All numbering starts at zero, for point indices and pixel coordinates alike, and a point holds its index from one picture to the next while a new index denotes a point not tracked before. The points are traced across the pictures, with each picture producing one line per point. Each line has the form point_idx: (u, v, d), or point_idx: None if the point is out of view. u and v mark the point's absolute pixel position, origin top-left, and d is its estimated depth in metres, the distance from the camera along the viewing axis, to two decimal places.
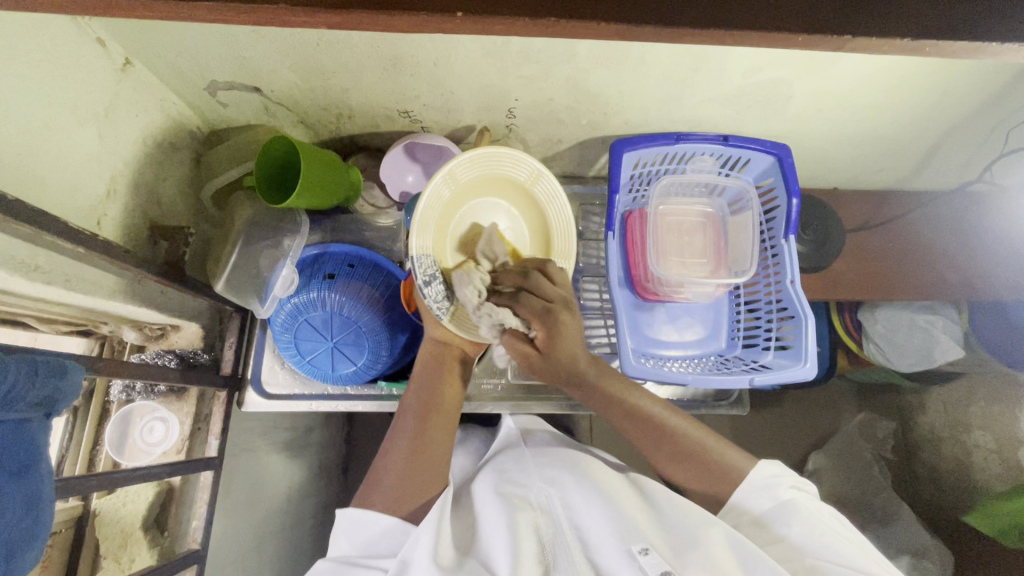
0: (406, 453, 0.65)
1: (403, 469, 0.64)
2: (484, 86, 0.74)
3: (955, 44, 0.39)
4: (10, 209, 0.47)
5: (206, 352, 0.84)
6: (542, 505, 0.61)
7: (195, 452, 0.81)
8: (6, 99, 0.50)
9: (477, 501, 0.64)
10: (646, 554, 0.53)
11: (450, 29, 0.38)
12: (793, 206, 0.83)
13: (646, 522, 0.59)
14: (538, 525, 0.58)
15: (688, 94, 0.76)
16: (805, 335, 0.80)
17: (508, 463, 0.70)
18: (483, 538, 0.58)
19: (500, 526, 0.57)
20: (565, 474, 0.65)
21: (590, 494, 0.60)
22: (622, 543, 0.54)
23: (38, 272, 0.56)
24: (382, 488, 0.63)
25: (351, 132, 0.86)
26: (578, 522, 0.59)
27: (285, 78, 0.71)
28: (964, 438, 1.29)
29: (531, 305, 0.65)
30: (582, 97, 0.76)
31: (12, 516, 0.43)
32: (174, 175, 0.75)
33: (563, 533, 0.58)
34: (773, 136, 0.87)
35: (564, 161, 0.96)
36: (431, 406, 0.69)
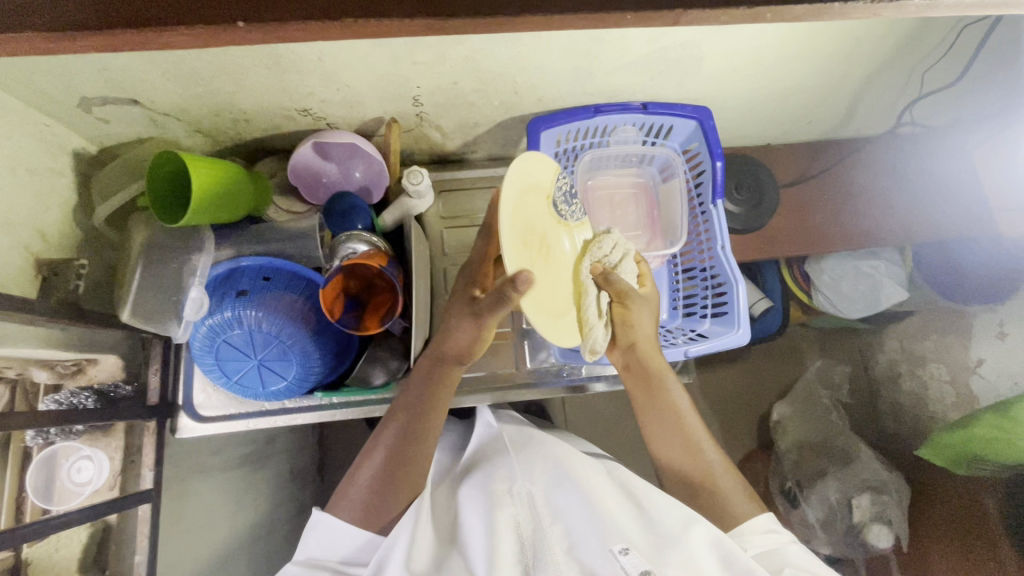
0: (379, 472, 0.67)
1: (376, 479, 0.67)
2: (380, 76, 0.70)
3: (795, 8, 0.38)
4: None
5: (129, 383, 0.79)
6: (521, 500, 0.63)
7: (130, 486, 0.78)
8: None
9: (459, 503, 0.66)
10: (627, 554, 0.52)
11: (305, 35, 0.39)
12: (717, 169, 0.82)
13: (629, 523, 0.58)
14: (518, 523, 0.60)
15: (596, 65, 0.72)
16: (737, 299, 0.79)
17: (491, 462, 0.71)
18: (466, 541, 0.60)
19: (482, 527, 0.59)
20: (545, 472, 0.67)
21: (570, 493, 0.60)
22: (602, 543, 0.53)
23: None
24: (351, 499, 0.67)
25: (254, 136, 0.81)
26: (563, 522, 0.58)
27: (163, 87, 0.67)
28: (919, 372, 1.33)
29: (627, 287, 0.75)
30: (487, 77, 0.72)
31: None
32: (61, 203, 0.70)
33: (546, 531, 0.58)
34: (692, 99, 0.84)
35: (488, 145, 0.93)
36: (411, 435, 0.69)
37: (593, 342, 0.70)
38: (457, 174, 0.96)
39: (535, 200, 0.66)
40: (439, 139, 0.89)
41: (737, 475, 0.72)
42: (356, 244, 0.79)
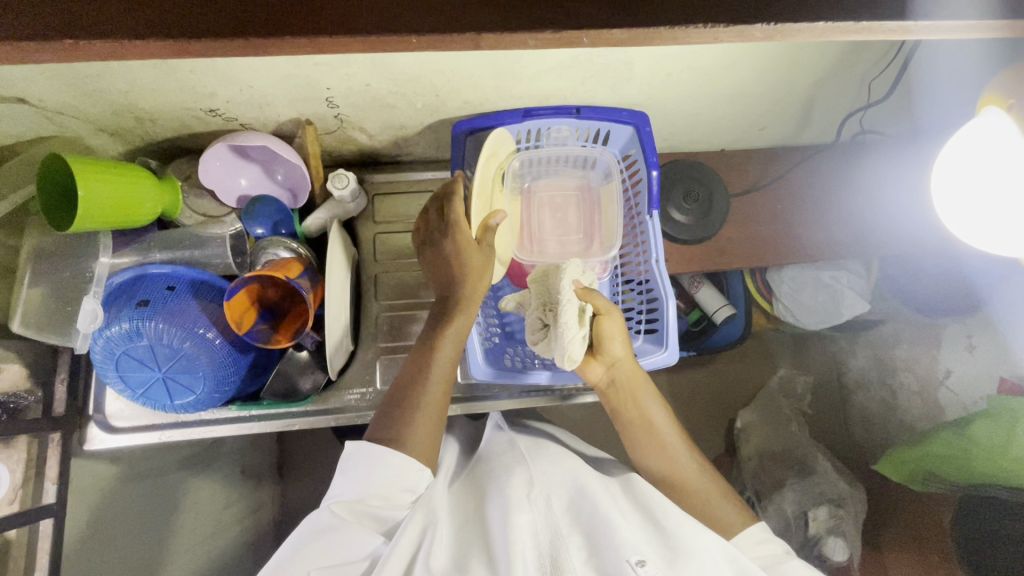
0: (416, 408, 0.67)
1: (413, 411, 0.67)
2: (284, 77, 0.65)
3: (611, 33, 0.41)
4: None
5: (32, 393, 0.76)
6: (541, 506, 0.57)
7: (33, 500, 0.75)
8: None
9: (478, 506, 0.61)
10: (646, 567, 0.49)
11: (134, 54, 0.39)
12: (653, 179, 0.78)
13: (643, 537, 0.55)
14: (537, 529, 0.55)
15: (518, 69, 0.68)
16: (667, 318, 0.75)
17: (510, 462, 0.67)
18: (481, 544, 0.55)
19: (499, 532, 0.54)
20: (563, 480, 0.62)
21: (596, 498, 0.57)
22: (618, 554, 0.50)
23: None
24: (384, 424, 0.66)
25: (164, 135, 0.76)
26: (582, 529, 0.55)
27: (47, 86, 0.62)
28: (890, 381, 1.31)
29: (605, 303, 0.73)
30: (402, 80, 0.68)
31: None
32: None
33: (565, 539, 0.54)
34: (630, 104, 0.80)
35: (422, 146, 0.88)
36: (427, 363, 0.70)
37: (569, 347, 0.68)
38: (394, 176, 0.92)
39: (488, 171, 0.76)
40: (366, 141, 0.84)
41: (723, 489, 0.72)
42: (278, 251, 0.78)
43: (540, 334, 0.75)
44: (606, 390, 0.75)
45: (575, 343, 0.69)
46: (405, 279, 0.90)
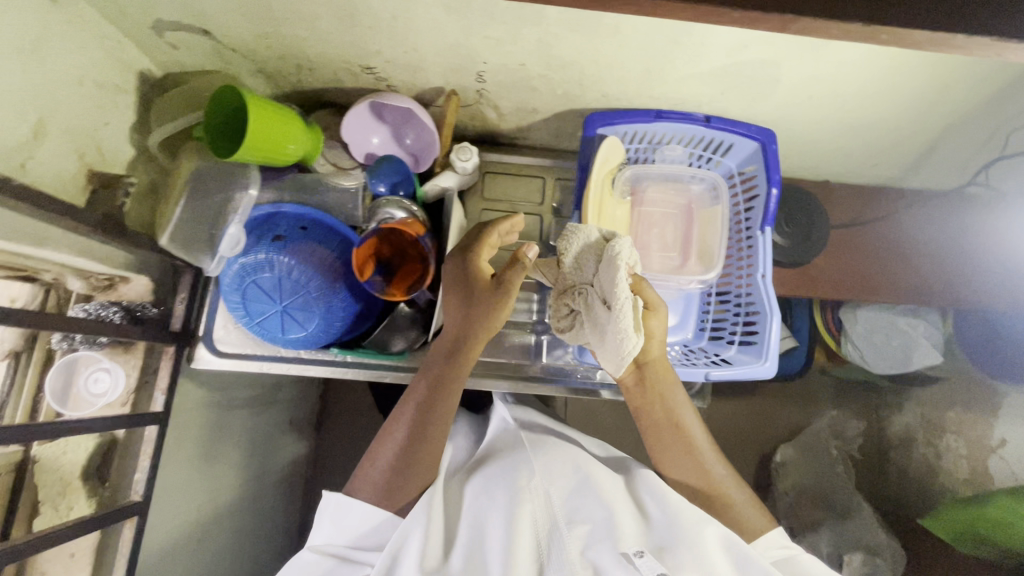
0: (398, 447, 0.68)
1: (397, 454, 0.68)
2: (449, 46, 0.69)
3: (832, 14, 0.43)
4: None
5: (155, 306, 0.82)
6: (541, 495, 0.64)
7: (141, 405, 0.80)
8: None
9: (478, 494, 0.66)
10: (641, 557, 0.56)
11: None
12: (771, 197, 0.79)
13: (632, 524, 0.62)
14: (536, 519, 0.62)
15: (668, 70, 0.70)
16: (769, 330, 0.76)
17: (511, 459, 0.70)
18: (482, 535, 0.62)
19: (502, 521, 0.61)
20: (565, 469, 0.68)
21: (592, 497, 0.63)
22: (615, 546, 0.57)
23: None
24: (366, 477, 0.69)
25: (314, 86, 0.81)
26: (574, 517, 0.61)
27: (235, 22, 0.67)
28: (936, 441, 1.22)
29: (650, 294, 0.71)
30: (555, 64, 0.71)
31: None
32: (119, 118, 0.71)
33: (560, 530, 0.60)
34: (759, 121, 0.81)
35: (540, 133, 0.91)
36: (424, 422, 0.69)
37: (624, 354, 0.67)
38: (505, 157, 0.96)
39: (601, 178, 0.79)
40: (493, 120, 0.88)
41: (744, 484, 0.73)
42: (393, 211, 0.82)
43: (567, 321, 0.76)
44: (634, 395, 0.76)
45: (635, 347, 0.67)
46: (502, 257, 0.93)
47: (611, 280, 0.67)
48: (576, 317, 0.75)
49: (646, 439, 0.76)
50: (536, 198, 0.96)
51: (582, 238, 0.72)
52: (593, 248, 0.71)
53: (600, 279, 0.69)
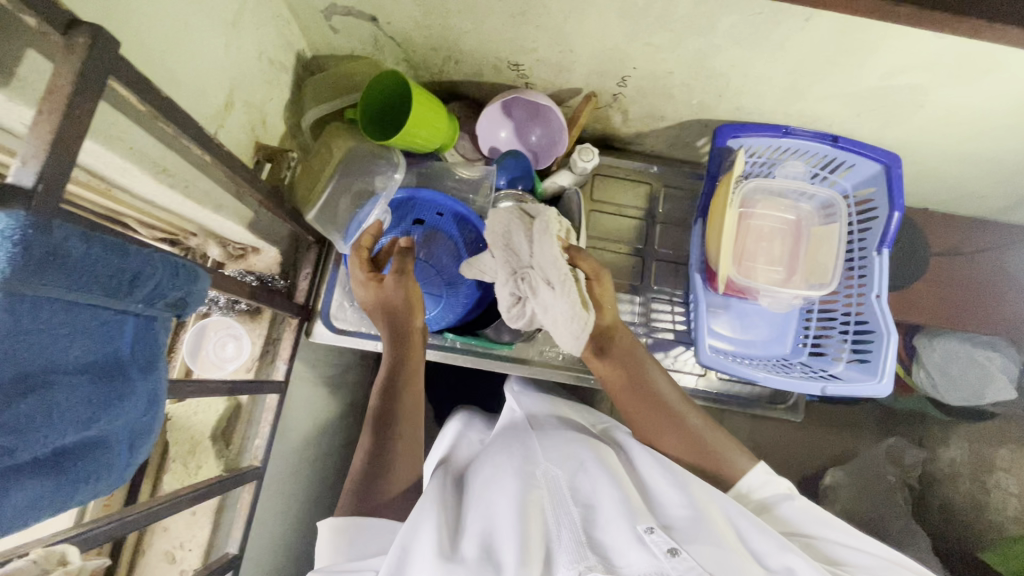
0: (372, 449, 0.65)
1: (377, 454, 0.65)
2: (606, 49, 0.71)
3: None
4: (174, 112, 0.46)
5: (283, 278, 0.85)
6: (546, 478, 0.58)
7: (262, 373, 0.82)
8: None
9: (478, 479, 0.60)
10: (652, 534, 0.50)
11: None
12: (893, 220, 0.81)
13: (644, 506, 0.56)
14: (542, 503, 0.55)
15: (815, 87, 0.72)
16: (884, 350, 0.78)
17: (509, 445, 0.65)
18: (481, 518, 0.54)
19: (502, 504, 0.54)
20: (567, 452, 0.62)
21: (598, 475, 0.57)
22: (629, 524, 0.51)
23: (166, 175, 0.53)
24: (352, 490, 0.63)
25: (452, 78, 0.83)
26: (585, 501, 0.55)
27: (407, 13, 0.69)
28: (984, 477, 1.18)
29: (588, 264, 0.72)
30: (704, 74, 0.73)
31: (122, 447, 0.43)
32: (278, 94, 0.74)
33: (569, 512, 0.53)
34: (883, 145, 0.83)
35: (655, 140, 0.94)
36: (389, 411, 0.68)
37: (581, 327, 0.68)
38: (615, 160, 0.98)
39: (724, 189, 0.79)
40: (615, 123, 0.90)
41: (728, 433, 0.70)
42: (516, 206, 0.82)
43: (516, 308, 0.73)
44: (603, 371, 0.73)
45: (588, 321, 0.68)
46: (607, 258, 0.96)
47: (545, 253, 0.69)
48: (524, 304, 0.72)
49: (625, 415, 0.72)
50: (642, 203, 0.98)
51: (506, 220, 0.73)
52: (522, 226, 0.73)
53: (539, 260, 0.70)
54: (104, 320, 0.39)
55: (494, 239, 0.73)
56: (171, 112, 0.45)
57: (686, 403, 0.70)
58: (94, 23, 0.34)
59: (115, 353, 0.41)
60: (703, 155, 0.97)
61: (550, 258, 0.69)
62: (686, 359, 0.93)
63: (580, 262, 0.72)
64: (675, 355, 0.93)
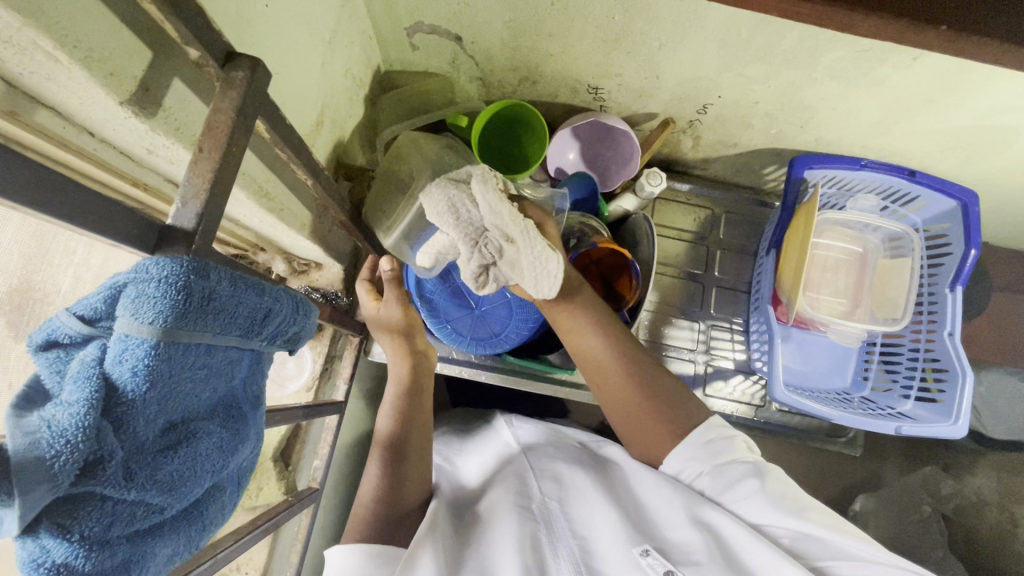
0: (378, 473, 0.63)
1: (383, 478, 0.62)
2: (695, 78, 0.70)
3: None
4: (294, 141, 0.45)
5: (344, 295, 0.83)
6: (540, 509, 0.56)
7: (322, 393, 0.80)
8: (285, 14, 0.48)
9: (485, 512, 0.58)
10: (648, 558, 0.48)
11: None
12: (969, 258, 0.79)
13: (644, 525, 0.53)
14: (538, 534, 0.53)
15: (903, 124, 0.71)
16: (961, 390, 0.77)
17: (511, 474, 0.63)
18: (482, 548, 0.53)
19: (498, 536, 0.53)
20: (564, 480, 0.61)
21: (594, 501, 0.55)
22: (623, 549, 0.49)
23: (267, 198, 0.52)
24: (359, 517, 0.60)
25: (525, 97, 0.82)
26: (582, 529, 0.53)
27: (495, 34, 0.68)
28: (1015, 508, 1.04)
29: (534, 210, 0.65)
30: (790, 106, 0.72)
31: (234, 490, 0.40)
32: (354, 110, 0.72)
33: (567, 543, 0.52)
34: (959, 182, 0.82)
35: (720, 165, 0.92)
36: (402, 438, 0.66)
37: (558, 273, 0.58)
38: (676, 184, 0.96)
39: (801, 224, 0.77)
40: (683, 148, 0.88)
41: (684, 387, 0.63)
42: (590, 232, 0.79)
43: (483, 279, 0.62)
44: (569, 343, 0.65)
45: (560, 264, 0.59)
46: (666, 283, 0.94)
47: (490, 206, 0.59)
48: (492, 273, 0.61)
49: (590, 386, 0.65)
50: (703, 228, 0.96)
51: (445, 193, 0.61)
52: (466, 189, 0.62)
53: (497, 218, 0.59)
54: (231, 361, 0.36)
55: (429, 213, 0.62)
56: (293, 141, 0.44)
57: (643, 360, 0.63)
58: (256, 59, 0.33)
59: (231, 392, 0.38)
60: (766, 182, 0.96)
61: (502, 216, 0.58)
62: (746, 389, 0.91)
63: (525, 208, 0.64)
64: (734, 384, 0.91)
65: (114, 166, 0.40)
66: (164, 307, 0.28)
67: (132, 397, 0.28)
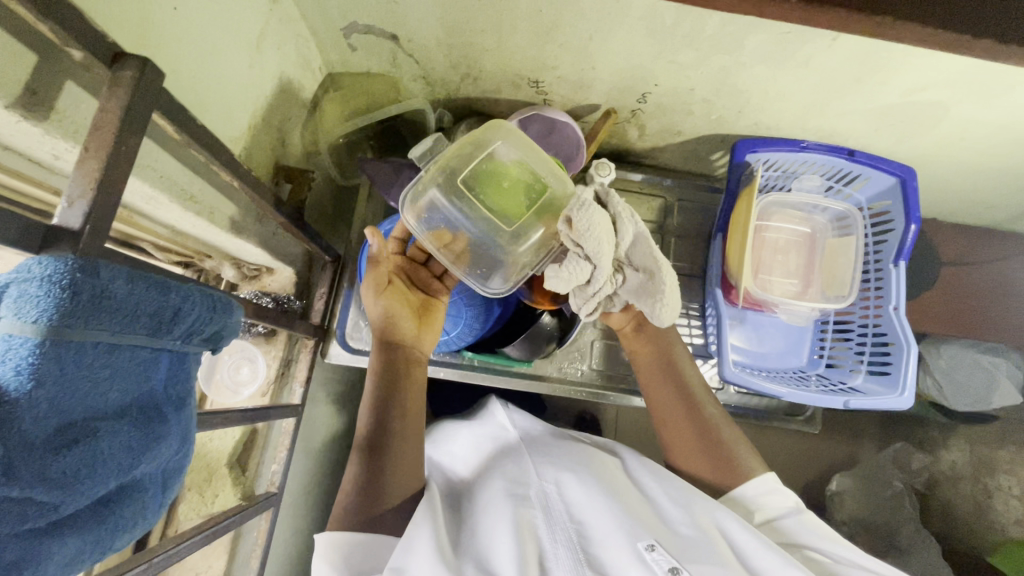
0: (365, 468, 0.61)
1: (369, 472, 0.61)
2: (630, 67, 0.71)
3: None
4: (210, 142, 0.45)
5: (297, 299, 0.83)
6: (539, 498, 0.57)
7: (278, 398, 0.80)
8: (199, 17, 0.48)
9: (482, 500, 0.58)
10: (653, 552, 0.49)
11: None
12: (910, 232, 0.80)
13: (647, 519, 0.55)
14: (539, 523, 0.54)
15: (835, 104, 0.73)
16: (904, 361, 0.78)
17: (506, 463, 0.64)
18: (482, 537, 0.53)
19: (500, 523, 0.53)
20: (564, 464, 0.61)
21: (592, 488, 0.56)
22: (627, 540, 0.50)
23: (192, 202, 0.52)
24: (350, 507, 0.59)
25: (470, 94, 0.82)
26: (581, 517, 0.54)
27: (430, 31, 0.69)
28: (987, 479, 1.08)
29: None
30: (725, 91, 0.73)
31: (156, 491, 0.40)
32: (294, 112, 0.72)
33: (567, 531, 0.53)
34: (898, 159, 0.84)
35: (670, 153, 0.93)
36: (387, 426, 0.64)
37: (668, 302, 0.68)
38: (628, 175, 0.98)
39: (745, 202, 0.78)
40: (631, 138, 0.90)
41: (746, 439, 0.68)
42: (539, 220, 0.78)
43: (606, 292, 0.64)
44: (642, 369, 0.74)
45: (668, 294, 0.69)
46: None
47: (645, 256, 0.63)
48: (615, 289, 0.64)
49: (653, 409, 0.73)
50: (657, 217, 0.97)
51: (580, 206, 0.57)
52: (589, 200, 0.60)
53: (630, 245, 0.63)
54: (142, 360, 0.36)
55: (589, 238, 0.56)
56: (208, 141, 0.44)
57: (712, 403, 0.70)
58: (143, 57, 0.33)
59: (148, 393, 0.38)
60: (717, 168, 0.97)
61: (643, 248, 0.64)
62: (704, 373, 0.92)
63: None
64: None
65: (20, 173, 0.40)
66: (47, 305, 0.29)
67: (15, 397, 0.28)
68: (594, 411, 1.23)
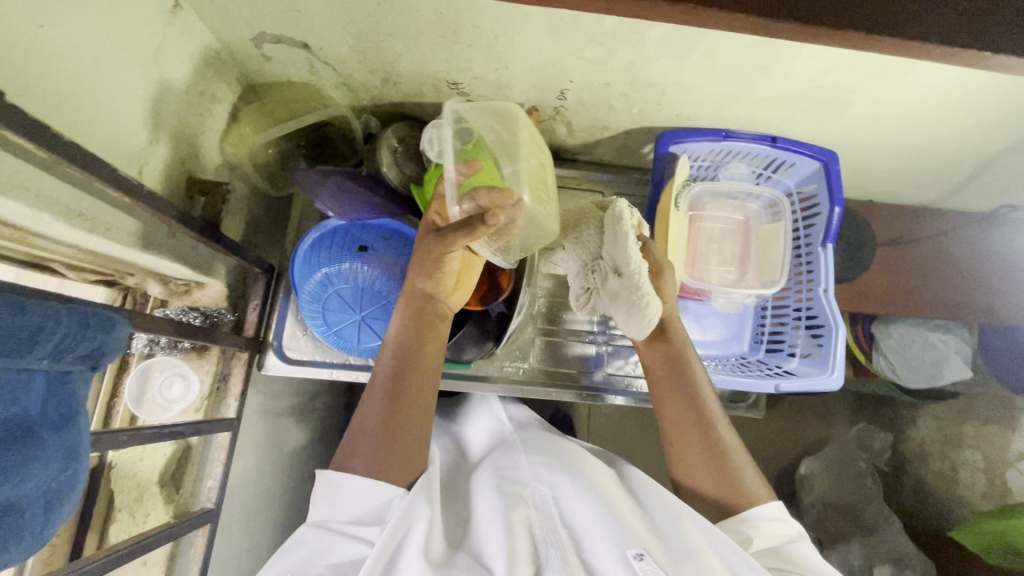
0: (377, 427, 0.59)
1: (380, 433, 0.59)
2: (543, 64, 0.71)
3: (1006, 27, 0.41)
4: (85, 159, 0.45)
5: (230, 312, 0.82)
6: (536, 502, 0.58)
7: (213, 412, 0.80)
8: (73, 34, 0.48)
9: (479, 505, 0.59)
10: (641, 561, 0.50)
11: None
12: (834, 215, 0.82)
13: (638, 524, 0.56)
14: (532, 525, 0.55)
15: (747, 93, 0.74)
16: (833, 343, 0.80)
17: (505, 464, 0.64)
18: (478, 538, 0.55)
19: (497, 525, 0.54)
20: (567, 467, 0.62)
21: (586, 497, 0.56)
22: (616, 547, 0.51)
23: (82, 219, 0.52)
24: (360, 452, 0.59)
25: (394, 99, 0.82)
26: (574, 522, 0.55)
27: (338, 38, 0.69)
28: (952, 455, 1.07)
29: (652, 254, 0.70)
30: (639, 84, 0.74)
31: (36, 511, 0.39)
32: (209, 125, 0.72)
33: (557, 535, 0.54)
34: (821, 143, 0.85)
35: (603, 148, 0.94)
36: (401, 395, 0.61)
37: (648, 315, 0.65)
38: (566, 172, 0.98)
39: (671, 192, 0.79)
40: (562, 135, 0.90)
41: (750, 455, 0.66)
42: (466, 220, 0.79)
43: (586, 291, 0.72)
44: (654, 371, 0.71)
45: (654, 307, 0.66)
46: None
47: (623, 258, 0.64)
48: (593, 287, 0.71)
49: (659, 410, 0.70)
50: None
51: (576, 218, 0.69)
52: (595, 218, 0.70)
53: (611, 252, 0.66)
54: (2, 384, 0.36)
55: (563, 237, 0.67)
56: (79, 159, 0.44)
57: (721, 414, 0.68)
58: None
59: (18, 414, 0.38)
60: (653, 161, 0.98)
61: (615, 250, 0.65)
62: None
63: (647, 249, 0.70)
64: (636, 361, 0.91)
65: None
66: None
67: None
68: (556, 410, 1.23)
